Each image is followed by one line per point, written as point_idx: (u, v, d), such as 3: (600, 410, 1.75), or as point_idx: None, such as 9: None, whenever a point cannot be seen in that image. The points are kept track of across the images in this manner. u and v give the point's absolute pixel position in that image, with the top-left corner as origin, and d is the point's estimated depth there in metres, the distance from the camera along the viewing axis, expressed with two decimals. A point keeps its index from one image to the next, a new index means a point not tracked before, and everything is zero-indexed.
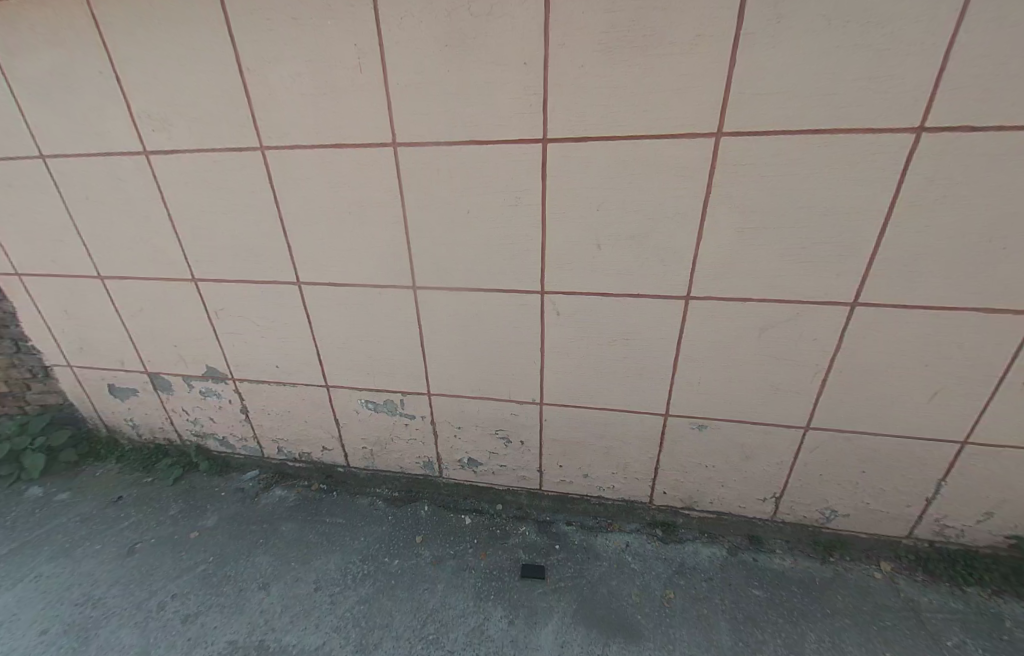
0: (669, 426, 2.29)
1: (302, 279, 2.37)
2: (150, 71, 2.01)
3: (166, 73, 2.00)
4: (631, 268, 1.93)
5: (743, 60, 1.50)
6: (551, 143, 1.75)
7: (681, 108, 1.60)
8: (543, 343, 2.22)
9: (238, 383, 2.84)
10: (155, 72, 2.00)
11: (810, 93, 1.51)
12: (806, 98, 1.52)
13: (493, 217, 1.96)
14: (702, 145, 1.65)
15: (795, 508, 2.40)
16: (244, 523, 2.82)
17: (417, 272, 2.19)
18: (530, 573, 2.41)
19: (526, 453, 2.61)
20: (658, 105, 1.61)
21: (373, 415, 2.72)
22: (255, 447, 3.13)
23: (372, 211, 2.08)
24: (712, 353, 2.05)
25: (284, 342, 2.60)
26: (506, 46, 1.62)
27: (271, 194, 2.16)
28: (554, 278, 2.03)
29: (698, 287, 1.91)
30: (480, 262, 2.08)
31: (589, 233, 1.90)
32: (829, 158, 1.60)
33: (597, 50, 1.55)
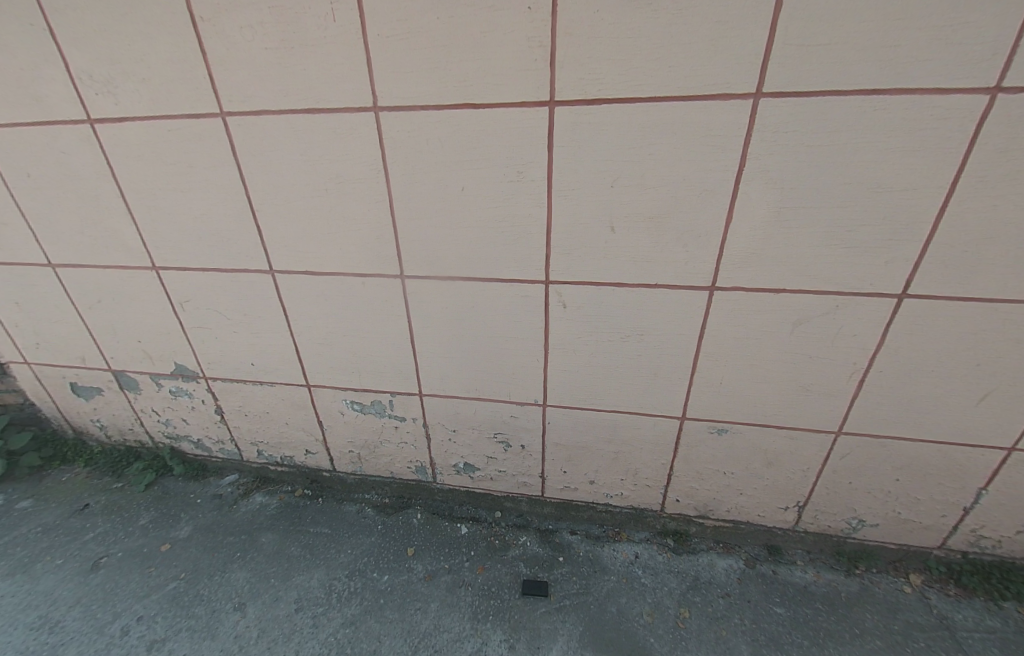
0: (685, 431, 2.07)
1: (275, 267, 2.11)
2: (88, 23, 1.72)
3: (106, 25, 1.71)
4: (647, 254, 1.70)
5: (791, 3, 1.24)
6: (559, 107, 1.50)
7: (713, 64, 1.34)
8: (546, 339, 1.99)
9: (210, 382, 2.59)
10: (94, 23, 1.71)
11: (871, 45, 1.26)
12: (864, 52, 1.27)
13: (491, 195, 1.71)
14: (736, 110, 1.40)
15: (820, 518, 2.21)
16: (219, 533, 2.60)
17: (405, 259, 1.94)
18: (532, 591, 2.21)
19: (526, 458, 2.39)
20: (685, 60, 1.35)
21: (359, 417, 2.49)
22: (232, 450, 2.90)
23: (352, 189, 1.83)
24: (737, 352, 1.83)
25: (258, 337, 2.35)
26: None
27: (236, 169, 1.90)
28: (560, 266, 1.80)
29: (724, 276, 1.68)
30: (477, 248, 1.84)
31: (601, 214, 1.66)
32: (887, 125, 1.35)
33: None
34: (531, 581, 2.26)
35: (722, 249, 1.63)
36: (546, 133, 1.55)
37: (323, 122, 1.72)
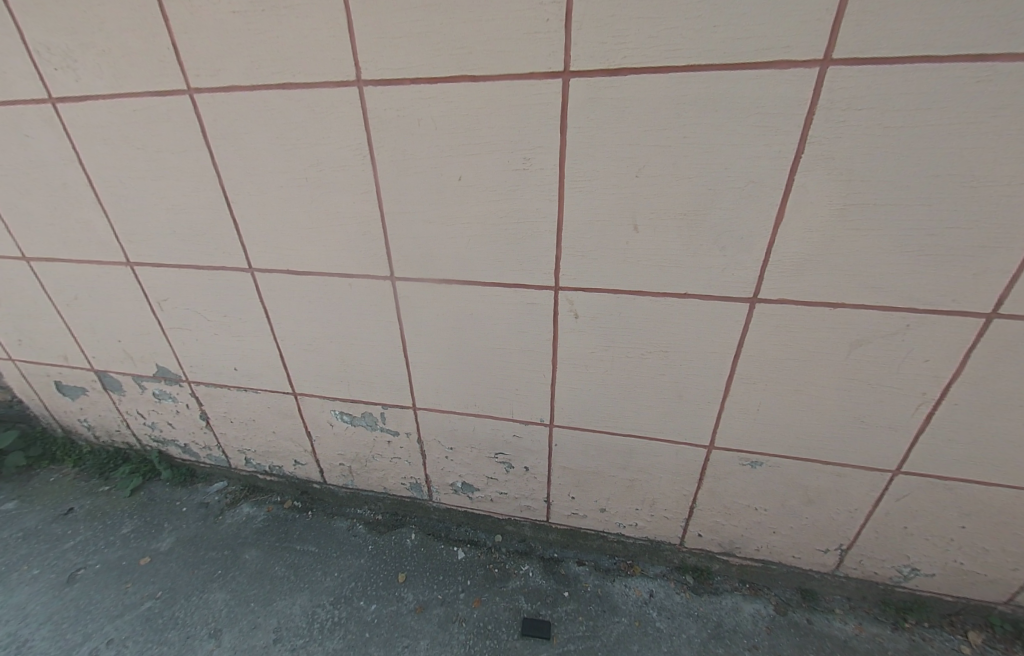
0: (711, 461, 1.81)
1: (255, 265, 1.91)
2: None
3: None
4: (675, 259, 1.43)
5: None
6: (574, 79, 1.24)
7: (770, 22, 1.06)
8: (554, 353, 1.74)
9: (193, 386, 2.42)
10: None
11: None
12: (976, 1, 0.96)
13: (493, 187, 1.46)
14: (795, 81, 1.12)
15: (865, 564, 1.92)
16: (202, 548, 2.43)
17: (395, 259, 1.71)
18: (533, 632, 1.99)
19: (530, 481, 2.16)
20: (733, 17, 1.07)
21: (349, 429, 2.29)
22: (220, 456, 2.73)
23: (335, 178, 1.60)
24: (780, 374, 1.55)
25: (240, 341, 2.16)
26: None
27: (210, 155, 1.69)
28: (571, 271, 1.54)
29: (768, 286, 1.41)
30: (476, 248, 1.59)
31: (622, 211, 1.40)
32: (997, 101, 1.05)
33: None
34: (531, 619, 2.04)
35: (768, 254, 1.36)
36: (557, 113, 1.30)
37: (302, 101, 1.49)
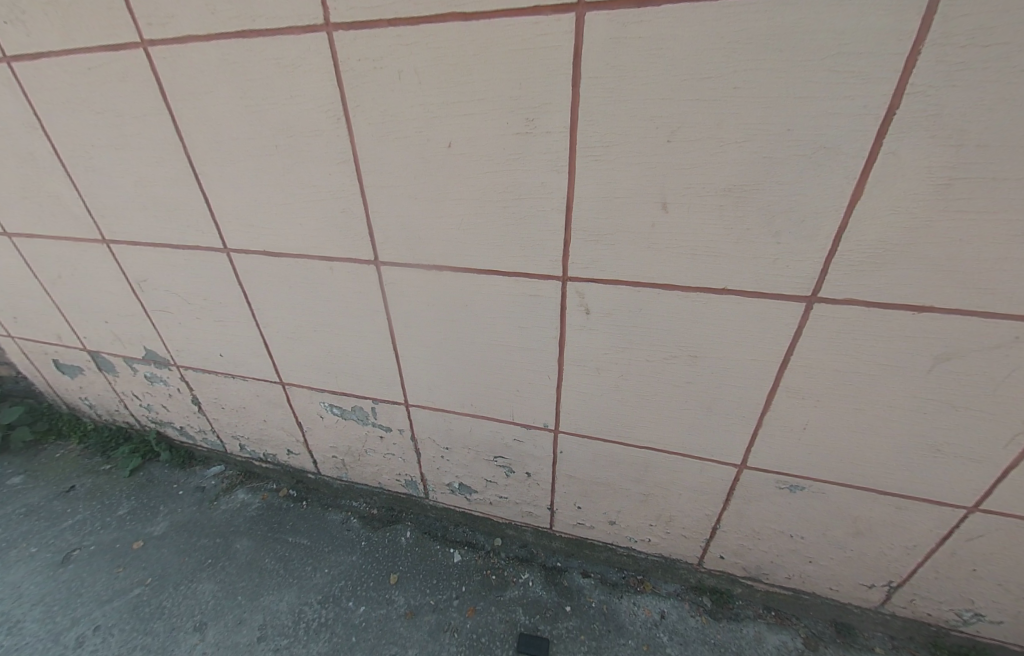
0: (740, 481, 1.57)
1: (231, 245, 1.72)
2: None
3: None
4: (711, 248, 1.15)
5: None
6: (590, 11, 0.95)
7: None
8: (561, 353, 1.50)
9: (182, 371, 2.30)
10: None
11: None
12: None
13: (489, 155, 1.20)
14: (898, 5, 0.80)
15: (916, 604, 1.66)
16: (195, 534, 2.37)
17: (379, 240, 1.48)
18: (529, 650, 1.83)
19: (533, 488, 1.97)
20: None
21: (340, 423, 2.14)
22: (216, 441, 2.65)
23: (308, 145, 1.37)
24: (835, 390, 1.27)
25: (223, 327, 2.00)
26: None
27: (172, 118, 1.48)
28: (582, 259, 1.28)
29: (830, 283, 1.12)
30: (471, 228, 1.34)
31: (647, 185, 1.12)
32: None
33: None
34: (528, 635, 1.88)
35: (836, 242, 1.06)
36: (568, 58, 1.01)
37: (262, 49, 1.25)
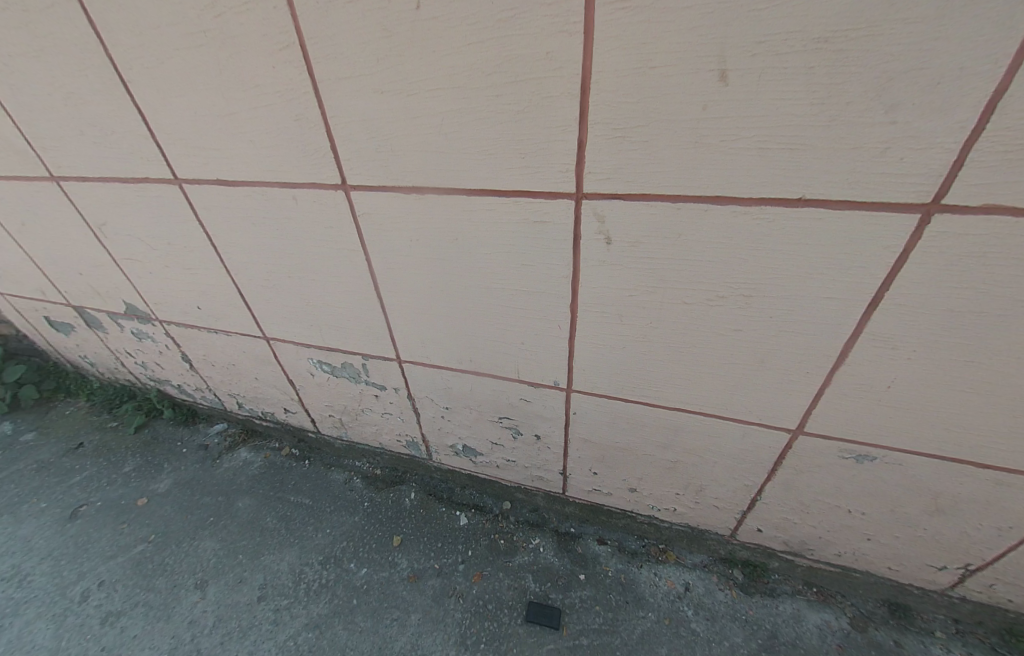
0: (791, 449, 1.30)
1: (182, 176, 1.45)
2: None
3: None
4: (785, 138, 0.82)
5: None
6: None
7: None
8: (573, 298, 1.22)
9: (166, 326, 2.13)
10: None
11: None
12: None
13: (472, 18, 0.86)
14: None
15: (995, 590, 1.40)
16: (197, 492, 2.30)
17: (345, 158, 1.18)
18: (538, 621, 1.68)
19: (544, 451, 1.76)
20: None
21: (332, 381, 1.94)
22: (214, 399, 2.53)
23: (243, 29, 1.05)
24: (937, 337, 0.96)
25: (195, 276, 1.78)
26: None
27: (82, 7, 1.18)
28: (601, 168, 0.96)
29: (960, 184, 0.78)
30: (454, 136, 1.03)
31: (695, 44, 0.77)
32: None
33: None
34: (538, 605, 1.72)
35: (983, 118, 0.71)
36: None
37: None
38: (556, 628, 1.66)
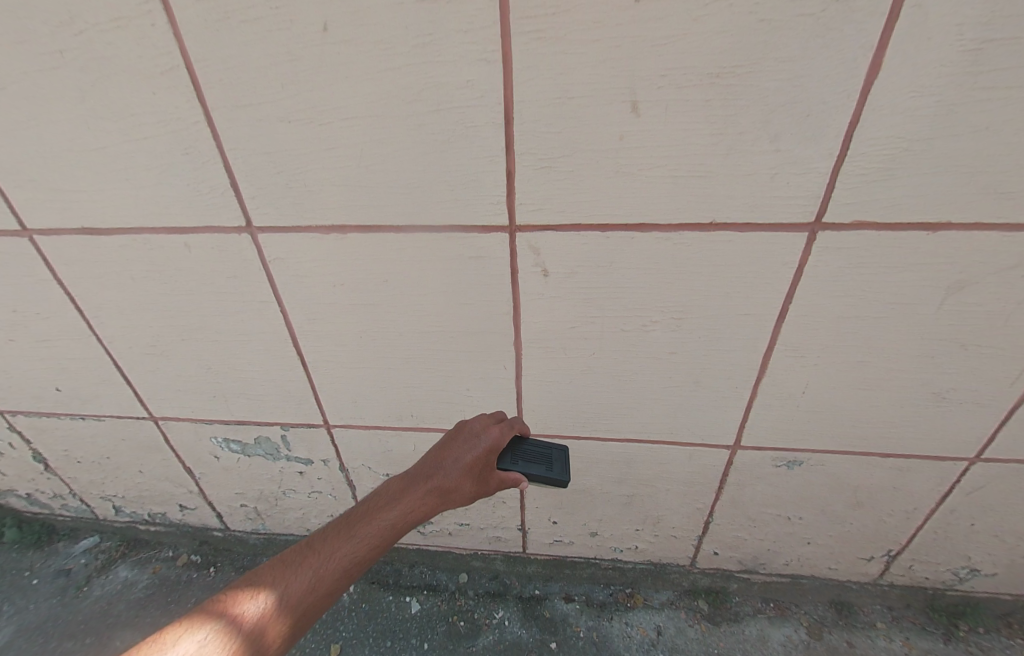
0: (732, 465, 1.35)
1: (33, 230, 1.13)
2: None
3: None
4: (702, 169, 0.85)
5: None
6: None
7: None
8: (515, 331, 1.16)
9: (12, 420, 1.69)
10: None
11: None
12: None
13: (382, 47, 0.77)
14: None
15: (914, 570, 1.53)
16: (57, 638, 1.82)
17: (249, 198, 1.00)
18: (529, 477, 1.05)
19: (500, 508, 1.63)
20: None
21: (242, 463, 1.65)
22: (83, 506, 2.05)
23: (92, 47, 0.84)
24: (837, 336, 1.07)
25: (52, 354, 1.42)
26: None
27: None
28: (532, 200, 0.93)
29: (836, 204, 0.87)
30: (375, 173, 0.92)
31: (609, 72, 0.76)
32: None
33: None
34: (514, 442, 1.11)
35: (843, 147, 0.80)
36: None
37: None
38: (560, 483, 1.05)
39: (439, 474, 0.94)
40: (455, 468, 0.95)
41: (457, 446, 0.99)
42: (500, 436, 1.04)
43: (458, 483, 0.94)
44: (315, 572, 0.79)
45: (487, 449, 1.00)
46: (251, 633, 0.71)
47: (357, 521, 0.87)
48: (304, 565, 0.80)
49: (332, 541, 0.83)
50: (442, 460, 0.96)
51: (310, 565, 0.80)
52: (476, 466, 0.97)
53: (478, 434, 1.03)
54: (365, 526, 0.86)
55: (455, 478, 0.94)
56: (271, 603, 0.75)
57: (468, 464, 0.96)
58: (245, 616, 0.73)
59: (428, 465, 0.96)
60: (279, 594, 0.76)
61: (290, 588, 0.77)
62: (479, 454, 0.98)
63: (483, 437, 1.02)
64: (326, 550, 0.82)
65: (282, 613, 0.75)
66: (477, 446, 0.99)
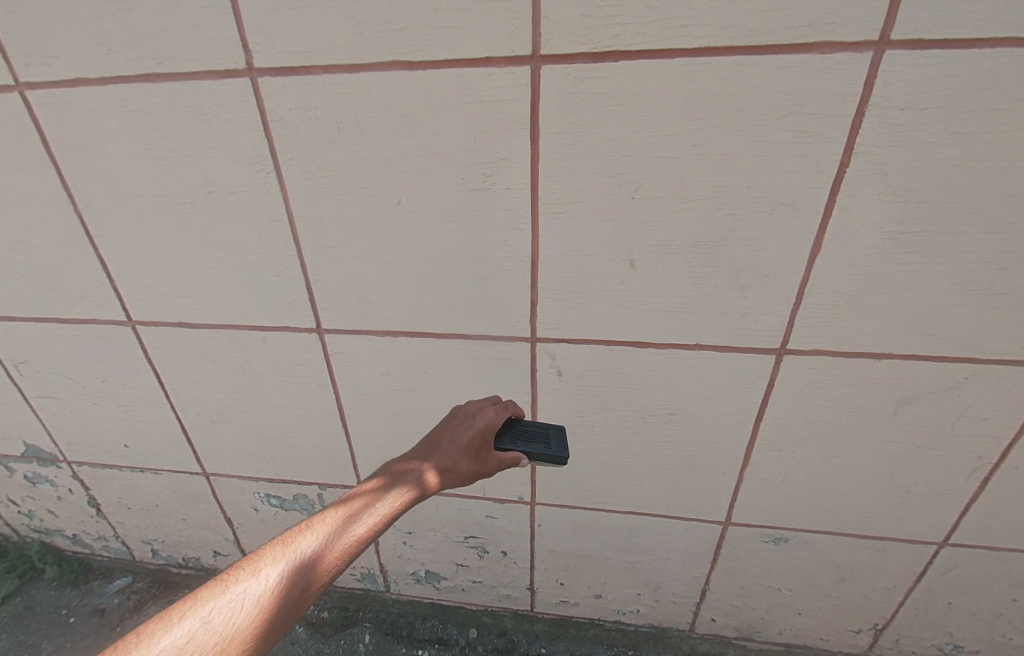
0: (725, 539, 1.51)
1: (138, 320, 1.37)
2: None
3: None
4: (688, 304, 1.08)
5: None
6: (545, 64, 0.83)
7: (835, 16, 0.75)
8: (531, 417, 1.35)
9: (78, 468, 1.89)
10: None
11: None
12: None
13: (445, 217, 1.03)
14: (845, 95, 0.82)
15: (902, 645, 1.62)
16: None
17: (323, 307, 1.23)
18: (529, 455, 1.04)
19: (511, 567, 1.77)
20: (781, 26, 0.77)
21: (278, 516, 1.82)
22: (122, 548, 2.21)
23: (221, 201, 1.10)
24: (809, 435, 1.26)
25: (130, 415, 1.64)
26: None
27: (59, 178, 1.15)
28: (553, 320, 1.15)
29: (797, 334, 1.10)
30: (428, 297, 1.16)
31: (614, 240, 1.02)
32: None
33: None
34: (509, 424, 1.13)
35: (799, 296, 1.04)
36: (524, 118, 0.89)
37: (138, 76, 0.97)
38: (558, 459, 1.02)
39: (439, 452, 0.95)
40: (451, 448, 0.96)
41: (452, 429, 1.01)
42: (493, 416, 1.06)
43: (454, 462, 0.95)
44: (317, 546, 0.73)
45: (481, 429, 1.01)
46: (250, 614, 0.63)
47: (361, 495, 0.83)
48: (304, 540, 0.73)
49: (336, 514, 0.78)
50: (440, 441, 0.97)
51: (312, 537, 0.74)
52: (471, 445, 0.99)
53: (473, 417, 1.05)
54: (368, 504, 0.81)
55: (454, 455, 0.95)
56: (271, 577, 0.67)
57: (463, 444, 0.98)
58: (241, 595, 0.64)
59: (426, 446, 0.97)
60: (278, 570, 0.68)
61: (291, 562, 0.70)
62: (473, 434, 1.00)
63: (477, 419, 1.04)
64: (326, 525, 0.76)
65: (282, 592, 0.67)
66: (473, 427, 1.02)
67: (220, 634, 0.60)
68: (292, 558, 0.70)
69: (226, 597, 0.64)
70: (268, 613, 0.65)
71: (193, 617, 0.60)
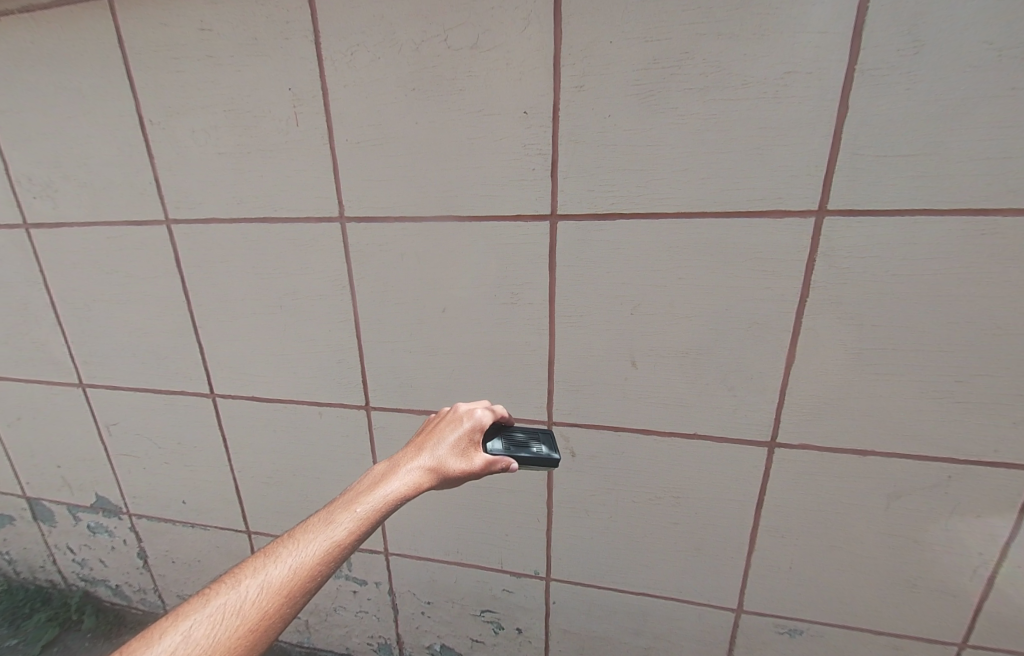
0: (738, 627, 1.53)
1: (218, 392, 1.63)
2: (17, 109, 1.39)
3: (33, 114, 1.38)
4: (683, 399, 1.26)
5: (847, 157, 0.97)
6: (562, 219, 1.11)
7: (777, 192, 1.01)
8: (547, 493, 1.49)
9: (136, 520, 2.08)
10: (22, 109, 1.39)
11: (974, 186, 0.94)
12: (983, 165, 0.92)
13: (480, 322, 1.27)
14: (797, 244, 1.05)
15: None
16: None
17: (373, 389, 1.46)
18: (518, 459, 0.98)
19: (526, 646, 1.79)
20: (737, 197, 1.03)
21: None
22: (157, 601, 2.33)
23: (303, 304, 1.38)
24: (809, 523, 1.34)
25: (193, 473, 1.86)
26: (506, 60, 1.01)
27: (180, 282, 1.47)
28: (567, 407, 1.34)
29: (784, 428, 1.24)
30: (461, 385, 1.37)
31: (618, 345, 1.23)
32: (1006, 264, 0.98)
33: (635, 107, 0.99)
34: (498, 432, 1.06)
35: (781, 397, 1.21)
36: (544, 253, 1.16)
37: (258, 217, 1.31)
38: (549, 460, 0.97)
39: (427, 452, 0.89)
40: (437, 448, 0.90)
41: (441, 429, 0.95)
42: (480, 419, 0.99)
43: (442, 461, 0.87)
44: (298, 555, 0.71)
45: (465, 429, 0.95)
46: (231, 625, 0.63)
47: (348, 501, 0.80)
48: (285, 549, 0.72)
49: (321, 521, 0.76)
50: (429, 440, 0.92)
51: (293, 549, 0.72)
52: (463, 444, 0.92)
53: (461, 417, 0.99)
54: (355, 508, 0.77)
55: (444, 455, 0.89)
56: (252, 591, 0.66)
57: (450, 444, 0.91)
58: (224, 605, 0.65)
59: (416, 446, 0.92)
60: (262, 581, 0.68)
61: (273, 571, 0.69)
62: (460, 433, 0.93)
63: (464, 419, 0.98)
64: (309, 533, 0.74)
65: (262, 603, 0.66)
66: (460, 426, 0.95)
67: (201, 645, 0.61)
68: (277, 566, 0.70)
69: (210, 609, 0.64)
70: (249, 624, 0.64)
71: (179, 631, 0.62)
